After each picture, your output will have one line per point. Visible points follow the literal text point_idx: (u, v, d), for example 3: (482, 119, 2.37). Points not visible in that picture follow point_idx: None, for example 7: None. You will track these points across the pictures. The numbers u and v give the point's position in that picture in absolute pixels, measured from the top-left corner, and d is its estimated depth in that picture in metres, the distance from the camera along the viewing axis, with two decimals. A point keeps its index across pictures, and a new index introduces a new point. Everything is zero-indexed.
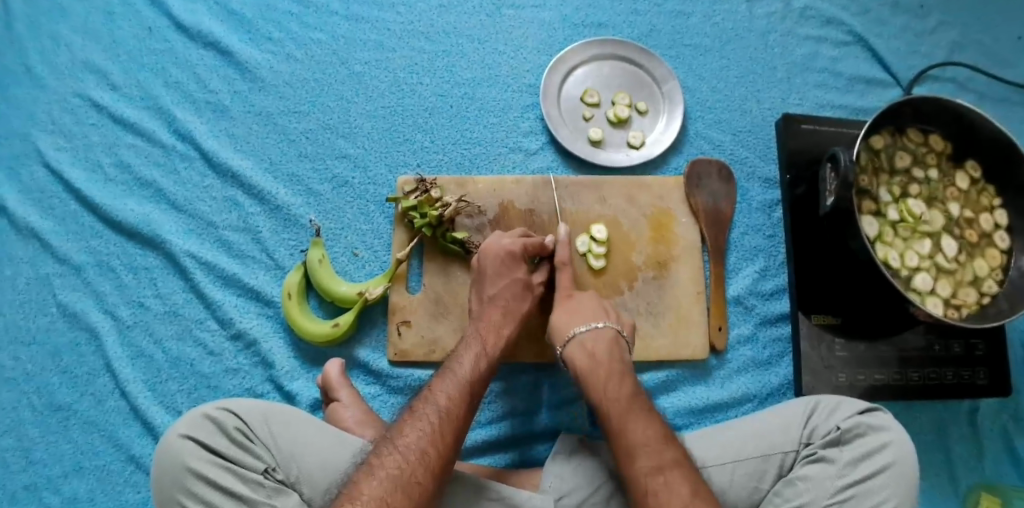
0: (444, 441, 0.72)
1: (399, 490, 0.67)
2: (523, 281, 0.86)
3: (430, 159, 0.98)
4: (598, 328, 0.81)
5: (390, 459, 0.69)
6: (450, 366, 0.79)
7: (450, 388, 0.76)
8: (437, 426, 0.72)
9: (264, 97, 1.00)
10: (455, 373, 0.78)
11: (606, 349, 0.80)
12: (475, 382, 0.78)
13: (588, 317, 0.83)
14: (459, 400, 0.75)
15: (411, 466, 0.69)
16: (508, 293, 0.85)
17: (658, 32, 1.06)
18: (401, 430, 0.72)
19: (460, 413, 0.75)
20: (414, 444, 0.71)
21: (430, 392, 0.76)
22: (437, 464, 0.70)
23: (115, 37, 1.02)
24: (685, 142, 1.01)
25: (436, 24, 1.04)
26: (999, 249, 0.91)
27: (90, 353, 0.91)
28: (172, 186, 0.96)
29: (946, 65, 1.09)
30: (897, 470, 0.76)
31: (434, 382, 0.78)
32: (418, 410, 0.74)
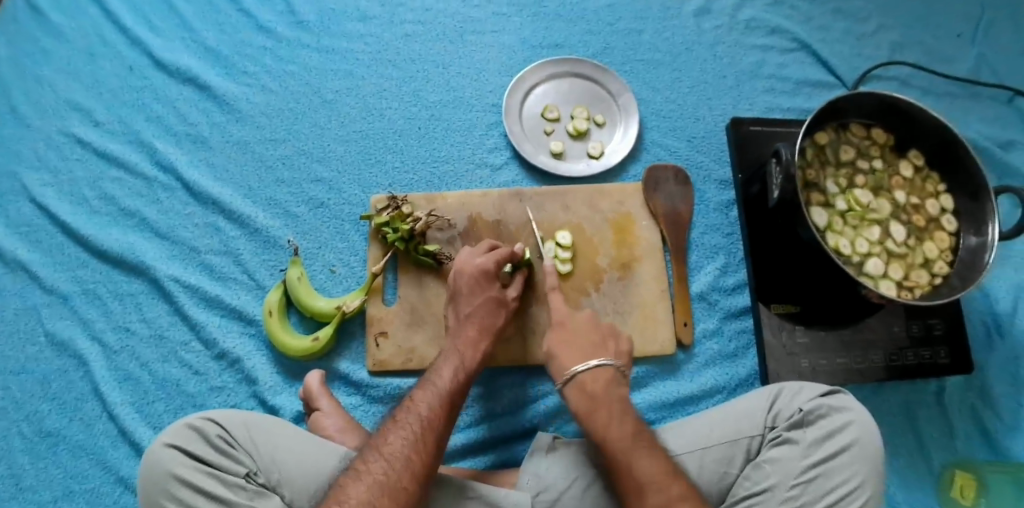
0: (428, 448, 0.74)
1: (386, 495, 0.69)
2: (496, 296, 0.90)
3: (401, 178, 1.03)
4: (598, 366, 0.82)
5: (377, 467, 0.71)
6: (430, 377, 0.82)
7: (430, 396, 0.79)
8: (421, 434, 0.75)
9: (242, 128, 1.06)
10: (435, 383, 0.81)
11: (604, 387, 0.80)
12: (455, 390, 0.81)
13: (586, 354, 0.83)
14: (440, 407, 0.78)
15: (397, 473, 0.71)
16: (482, 310, 0.89)
17: (612, 49, 1.12)
18: (385, 438, 0.74)
19: (442, 421, 0.77)
20: (401, 452, 0.73)
21: (412, 402, 0.79)
22: (421, 467, 0.72)
23: (97, 78, 1.09)
24: (641, 148, 1.06)
25: (402, 53, 1.10)
26: (947, 232, 0.95)
27: (78, 378, 0.95)
28: (156, 216, 1.02)
29: (888, 65, 1.15)
30: (861, 448, 0.78)
31: (414, 392, 0.80)
32: (402, 419, 0.76)
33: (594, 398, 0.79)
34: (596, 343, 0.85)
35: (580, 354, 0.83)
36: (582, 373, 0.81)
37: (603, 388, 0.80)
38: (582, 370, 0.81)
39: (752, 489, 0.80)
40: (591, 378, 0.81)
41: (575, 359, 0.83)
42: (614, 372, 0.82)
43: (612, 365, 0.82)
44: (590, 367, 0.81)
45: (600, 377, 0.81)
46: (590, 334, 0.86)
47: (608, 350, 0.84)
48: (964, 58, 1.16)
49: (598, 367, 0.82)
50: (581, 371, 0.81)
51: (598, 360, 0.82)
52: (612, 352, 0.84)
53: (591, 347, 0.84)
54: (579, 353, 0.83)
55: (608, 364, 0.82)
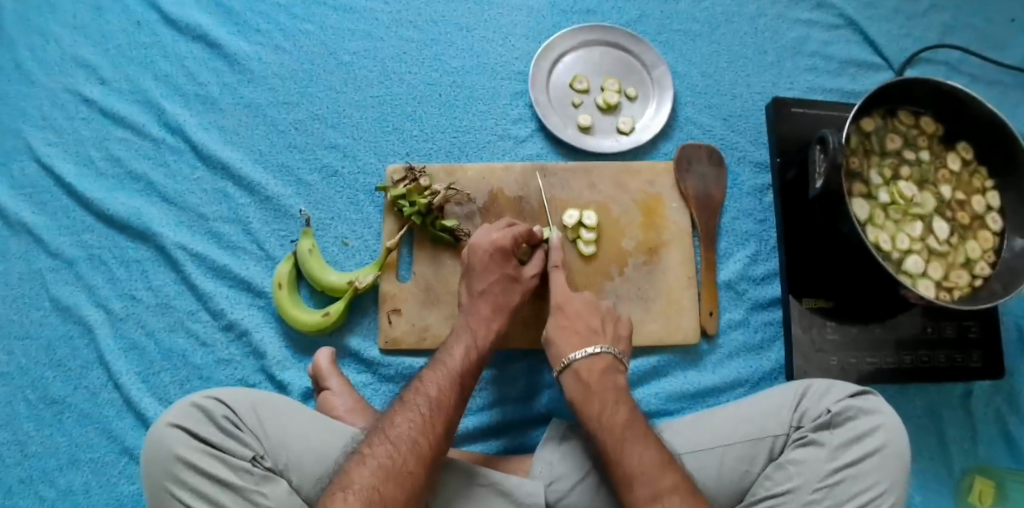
0: (436, 431, 0.71)
1: (390, 478, 0.66)
2: (509, 271, 0.85)
3: (419, 147, 0.98)
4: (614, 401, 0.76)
5: (382, 450, 0.68)
6: (440, 358, 0.78)
7: (440, 379, 0.75)
8: (429, 416, 0.71)
9: (254, 89, 1.00)
10: (445, 365, 0.77)
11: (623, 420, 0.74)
12: (465, 373, 0.77)
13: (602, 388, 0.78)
14: (449, 389, 0.75)
15: (403, 456, 0.68)
16: (493, 288, 0.84)
17: (647, 18, 1.05)
18: (392, 420, 0.71)
19: (451, 404, 0.74)
20: (408, 435, 0.69)
21: (421, 384, 0.75)
22: (428, 451, 0.69)
23: (104, 32, 1.02)
24: (674, 127, 1.00)
25: (424, 14, 1.03)
26: (991, 231, 0.91)
27: (83, 346, 0.92)
28: (163, 179, 0.97)
29: (937, 48, 1.09)
30: (887, 454, 0.76)
31: (423, 373, 0.77)
32: (410, 401, 0.73)
33: (589, 385, 0.78)
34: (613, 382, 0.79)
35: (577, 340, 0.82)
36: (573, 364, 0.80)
37: (623, 419, 0.74)
38: (597, 405, 0.76)
39: (773, 490, 0.77)
40: (608, 412, 0.75)
41: (586, 371, 0.79)
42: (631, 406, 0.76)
43: (627, 399, 0.77)
44: (605, 399, 0.76)
45: (619, 410, 0.75)
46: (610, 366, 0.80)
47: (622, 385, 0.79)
48: (1017, 44, 1.10)
49: (597, 354, 0.80)
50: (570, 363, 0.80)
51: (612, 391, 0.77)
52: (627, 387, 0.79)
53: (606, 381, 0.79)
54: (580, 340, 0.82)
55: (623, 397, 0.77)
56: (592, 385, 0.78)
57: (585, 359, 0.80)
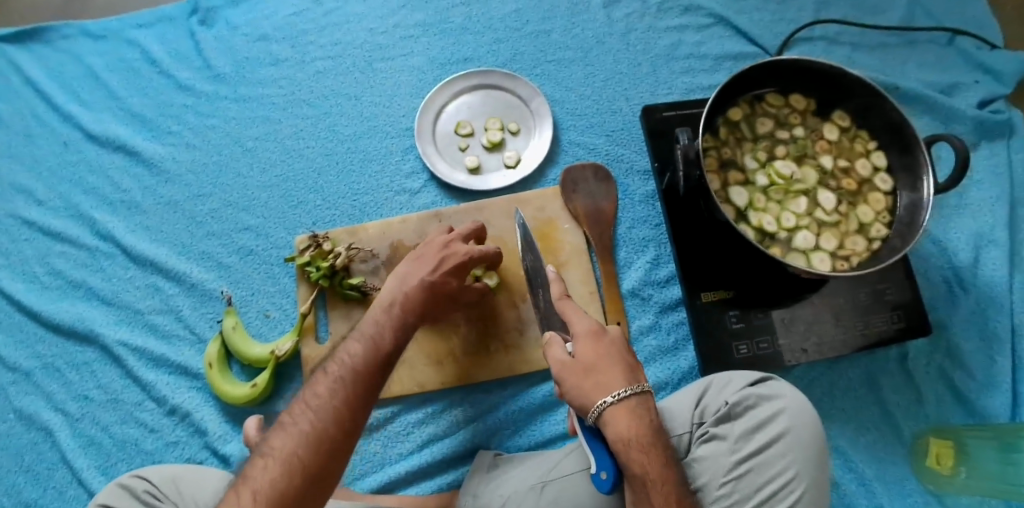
0: (356, 397, 0.68)
1: (307, 443, 0.64)
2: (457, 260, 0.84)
3: (324, 215, 1.04)
4: (625, 398, 0.69)
5: (303, 418, 0.66)
6: (364, 328, 0.75)
7: (363, 347, 0.73)
8: (350, 383, 0.69)
9: (171, 188, 1.09)
10: (372, 335, 0.74)
11: (638, 424, 0.69)
12: (393, 343, 0.74)
13: (609, 381, 0.70)
14: (371, 356, 0.72)
15: (321, 422, 0.65)
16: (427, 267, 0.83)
17: (522, 55, 1.10)
18: (313, 387, 0.69)
19: (373, 371, 0.71)
20: (326, 401, 0.67)
21: (343, 353, 0.73)
22: (345, 415, 0.67)
23: (37, 157, 1.14)
24: (559, 151, 1.05)
25: (316, 90, 1.11)
26: (882, 192, 0.91)
27: (47, 448, 1.00)
28: (101, 283, 1.06)
29: (813, 25, 1.11)
30: (794, 437, 0.75)
31: (347, 342, 0.74)
32: (330, 370, 0.71)
33: (637, 436, 0.68)
34: (619, 368, 0.71)
35: (609, 381, 0.70)
36: (613, 407, 0.68)
37: (638, 427, 0.68)
38: (610, 404, 0.69)
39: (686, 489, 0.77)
40: (624, 415, 0.69)
41: (628, 420, 0.69)
42: (641, 401, 0.70)
43: (638, 392, 0.70)
44: (616, 402, 0.69)
45: (633, 410, 0.69)
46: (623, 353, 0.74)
47: (628, 372, 0.72)
48: (893, 6, 1.11)
49: (628, 399, 0.69)
50: (610, 406, 0.68)
51: (623, 391, 0.69)
52: (634, 372, 0.72)
53: (617, 368, 0.71)
54: (617, 374, 0.71)
55: (631, 393, 0.69)
56: (648, 446, 0.68)
57: (621, 402, 0.69)
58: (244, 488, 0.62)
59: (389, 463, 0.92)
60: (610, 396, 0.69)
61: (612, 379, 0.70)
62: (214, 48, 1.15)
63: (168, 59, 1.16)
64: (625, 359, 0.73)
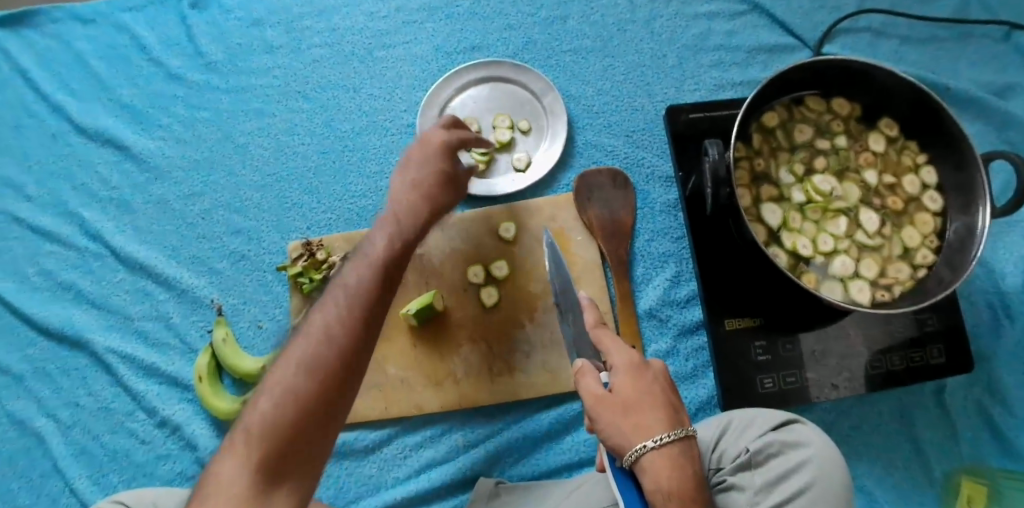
0: (327, 370, 0.56)
1: (270, 431, 0.54)
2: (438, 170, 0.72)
3: (319, 219, 0.97)
4: (668, 442, 0.63)
5: (294, 353, 0.57)
6: (339, 281, 0.62)
7: (337, 308, 0.59)
8: (316, 354, 0.57)
9: (161, 186, 1.03)
10: (371, 258, 0.63)
11: (678, 474, 0.63)
12: (373, 294, 0.61)
13: (651, 423, 0.65)
14: (353, 317, 0.58)
15: (285, 408, 0.55)
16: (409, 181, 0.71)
17: (535, 43, 1.00)
18: (309, 317, 0.60)
19: (350, 337, 0.58)
20: (292, 381, 0.56)
21: (343, 278, 0.63)
22: (345, 349, 0.57)
23: (24, 150, 1.08)
24: (574, 153, 0.96)
25: (312, 81, 1.03)
26: (930, 212, 0.81)
27: (40, 455, 0.97)
28: (90, 286, 1.01)
29: (858, 16, 0.97)
30: (820, 491, 0.68)
31: (321, 302, 0.61)
32: (327, 296, 0.60)
33: (679, 488, 0.62)
34: (662, 408, 0.66)
35: (652, 423, 0.65)
36: (653, 452, 0.63)
37: (680, 477, 0.62)
38: (651, 449, 0.63)
39: None
40: (663, 463, 0.63)
41: (668, 469, 0.63)
42: (684, 448, 0.64)
43: (682, 437, 0.64)
44: (658, 445, 0.63)
45: (675, 457, 0.63)
46: (668, 392, 0.68)
47: (672, 414, 0.66)
48: None
49: (670, 444, 0.64)
50: (649, 452, 0.63)
51: (665, 435, 0.63)
52: (677, 414, 0.67)
53: (660, 407, 0.66)
54: (659, 416, 0.65)
55: (674, 437, 0.64)
56: (690, 499, 0.62)
57: (662, 447, 0.63)
58: (238, 434, 0.55)
59: (385, 487, 0.88)
60: (651, 440, 0.63)
61: (654, 421, 0.65)
62: (206, 33, 1.07)
63: (158, 45, 1.08)
64: (667, 400, 0.67)
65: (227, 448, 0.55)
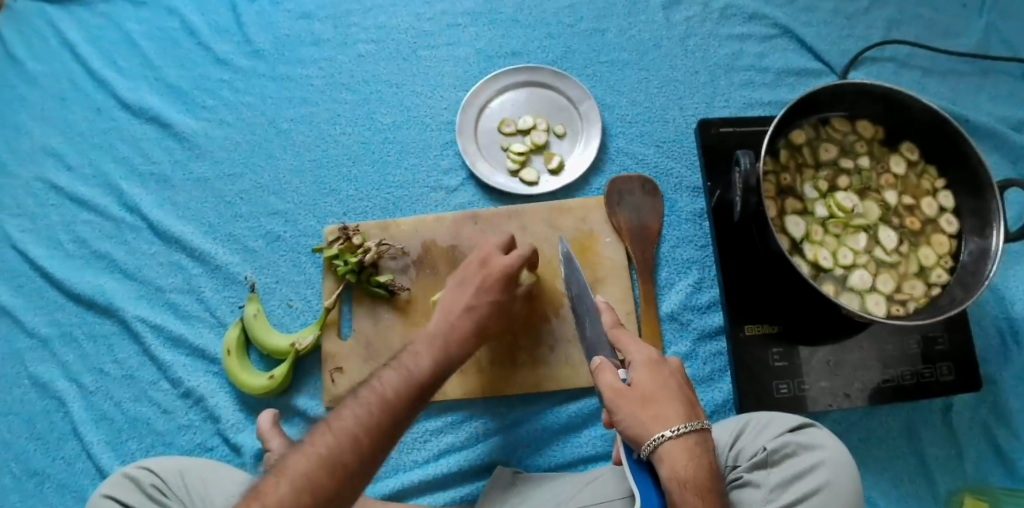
0: (380, 429, 0.66)
1: (325, 461, 0.62)
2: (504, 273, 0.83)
3: (355, 206, 1.01)
4: (684, 434, 0.65)
5: (323, 440, 0.63)
6: (402, 362, 0.73)
7: (406, 377, 0.71)
8: (377, 412, 0.67)
9: (201, 164, 1.07)
10: (409, 367, 0.72)
11: (694, 464, 0.65)
12: (428, 377, 0.72)
13: (669, 415, 0.66)
14: (410, 389, 0.70)
15: (348, 451, 0.63)
16: (468, 316, 0.80)
17: (573, 53, 1.05)
18: (341, 411, 0.66)
19: (402, 405, 0.69)
20: (351, 427, 0.64)
21: (401, 363, 0.74)
22: (365, 448, 0.64)
23: (69, 121, 1.11)
24: (606, 159, 1.00)
25: (356, 74, 1.07)
26: (946, 234, 0.85)
27: (60, 418, 0.98)
28: (124, 257, 1.04)
29: (884, 45, 1.02)
30: (833, 492, 0.70)
31: (383, 371, 0.72)
32: (330, 427, 0.65)
33: (694, 477, 0.64)
34: (679, 402, 0.68)
35: (671, 414, 0.66)
36: (670, 442, 0.64)
37: (694, 467, 0.64)
38: (668, 439, 0.64)
39: None
40: (680, 452, 0.65)
41: (685, 459, 0.64)
42: (698, 441, 0.66)
43: (698, 429, 0.66)
44: (676, 436, 0.65)
45: (692, 448, 0.65)
46: (683, 387, 0.70)
47: (688, 408, 0.68)
48: (971, 30, 1.02)
49: (685, 436, 0.65)
50: (667, 442, 0.64)
51: (682, 426, 0.65)
52: (693, 408, 0.69)
53: (678, 400, 0.68)
54: (676, 408, 0.67)
55: (691, 429, 0.66)
56: (704, 488, 0.64)
57: (680, 437, 0.65)
58: (282, 470, 0.62)
59: (403, 470, 0.89)
60: (669, 431, 0.65)
61: (672, 413, 0.66)
62: (255, 23, 1.12)
63: (209, 31, 1.12)
64: (683, 394, 0.69)
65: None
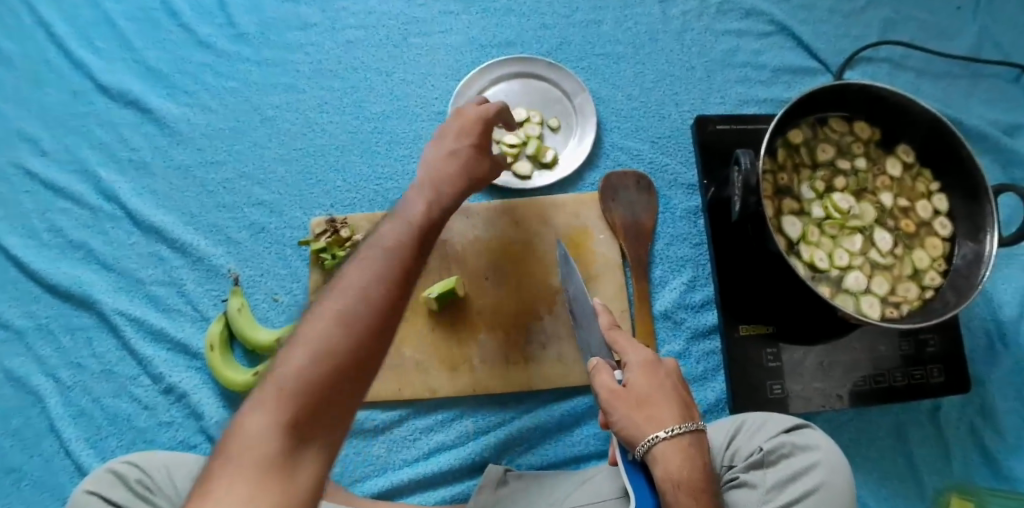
0: (391, 280, 0.56)
1: (342, 323, 0.53)
2: (475, 143, 0.73)
3: (343, 198, 0.98)
4: (678, 434, 0.64)
5: (334, 297, 0.54)
6: (399, 210, 0.65)
7: (407, 229, 0.62)
8: (384, 271, 0.57)
9: (183, 151, 1.03)
10: (407, 217, 0.63)
11: (688, 465, 0.63)
12: (429, 214, 0.64)
13: (663, 415, 0.66)
14: (417, 237, 0.61)
15: (355, 299, 0.54)
16: (445, 154, 0.72)
17: (568, 44, 1.03)
18: (345, 268, 0.57)
19: (411, 257, 0.59)
20: (360, 282, 0.55)
21: (404, 213, 0.64)
22: (385, 308, 0.55)
23: (43, 105, 1.06)
24: (601, 154, 0.98)
25: (344, 61, 1.04)
26: (940, 237, 0.85)
27: (35, 414, 0.94)
28: (102, 247, 1.00)
29: (880, 44, 1.01)
30: (827, 493, 0.70)
31: (385, 225, 0.63)
32: (334, 288, 0.55)
33: (689, 479, 0.62)
34: (674, 403, 0.67)
35: (664, 416, 0.66)
36: (664, 443, 0.64)
37: (688, 468, 0.63)
38: (661, 440, 0.64)
39: None
40: (673, 454, 0.63)
41: (680, 460, 0.63)
42: (693, 442, 0.65)
43: (692, 430, 0.65)
44: (670, 437, 0.64)
45: (687, 449, 0.64)
46: (678, 388, 0.69)
47: (683, 410, 0.68)
48: (966, 31, 1.02)
49: (678, 437, 0.64)
50: (660, 442, 0.63)
51: (675, 428, 0.64)
52: (689, 411, 0.68)
53: (674, 402, 0.67)
54: (671, 410, 0.66)
55: (684, 430, 0.65)
56: (699, 490, 0.62)
57: (674, 438, 0.64)
58: (293, 343, 0.52)
59: (392, 468, 0.88)
60: (662, 432, 0.64)
61: (666, 414, 0.66)
62: (240, 6, 1.08)
63: (191, 13, 1.08)
64: (678, 395, 0.68)
65: (220, 461, 0.47)
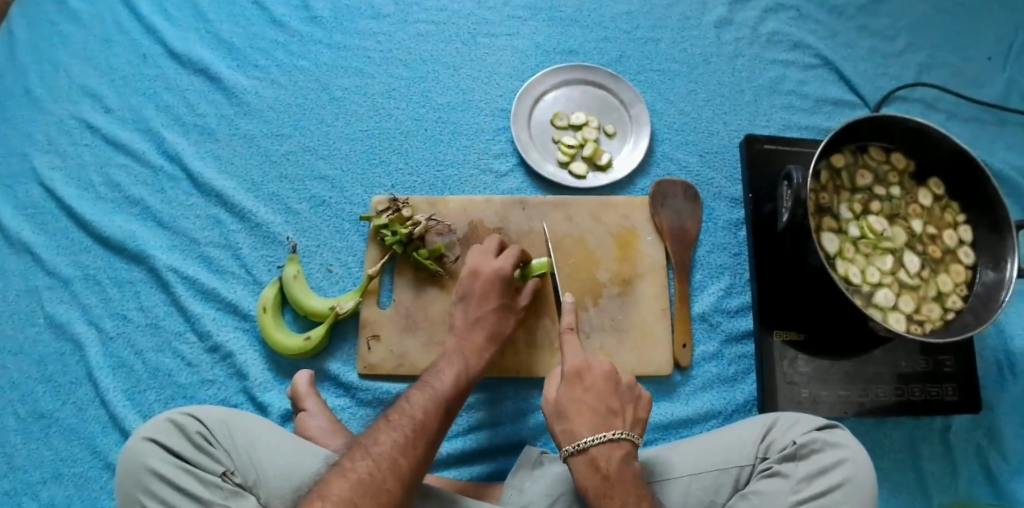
0: (418, 452, 0.71)
1: (369, 490, 0.66)
2: (496, 302, 0.88)
3: (404, 180, 1.02)
4: (585, 445, 0.74)
5: (362, 463, 0.68)
6: (428, 380, 0.80)
7: (450, 378, 0.80)
8: (412, 437, 0.72)
9: (248, 121, 1.06)
10: (432, 385, 0.79)
11: (601, 470, 0.73)
12: (453, 392, 0.79)
13: (580, 427, 0.75)
14: (453, 390, 0.79)
15: (385, 474, 0.68)
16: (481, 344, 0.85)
17: (627, 57, 1.09)
18: (377, 434, 0.72)
19: (436, 427, 0.75)
20: (391, 450, 0.70)
21: (433, 377, 0.80)
22: (416, 455, 0.71)
23: (111, 63, 1.09)
24: (651, 162, 1.04)
25: (413, 52, 1.09)
26: (963, 265, 0.92)
27: (75, 361, 0.96)
28: (158, 205, 1.02)
29: (915, 86, 1.10)
30: (852, 487, 0.75)
31: (427, 376, 0.81)
32: (375, 448, 0.70)
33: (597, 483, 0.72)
34: (592, 414, 0.76)
35: (580, 428, 0.75)
36: (573, 456, 0.74)
37: (599, 473, 0.72)
38: (572, 451, 0.74)
39: None
40: (585, 463, 0.73)
41: (588, 470, 0.73)
42: (608, 450, 0.74)
43: (601, 440, 0.74)
44: (579, 447, 0.74)
45: (602, 456, 0.73)
46: (606, 397, 0.78)
47: (606, 419, 0.76)
48: (993, 83, 1.10)
49: (584, 449, 0.74)
50: (570, 455, 0.74)
51: (582, 440, 0.74)
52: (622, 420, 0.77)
53: (591, 414, 0.76)
54: (585, 422, 0.75)
55: (593, 441, 0.74)
56: (605, 493, 0.71)
57: (582, 450, 0.74)
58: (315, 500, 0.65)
59: None
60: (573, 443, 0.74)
61: (579, 426, 0.75)
62: None
63: None
64: (604, 405, 0.77)
65: None
